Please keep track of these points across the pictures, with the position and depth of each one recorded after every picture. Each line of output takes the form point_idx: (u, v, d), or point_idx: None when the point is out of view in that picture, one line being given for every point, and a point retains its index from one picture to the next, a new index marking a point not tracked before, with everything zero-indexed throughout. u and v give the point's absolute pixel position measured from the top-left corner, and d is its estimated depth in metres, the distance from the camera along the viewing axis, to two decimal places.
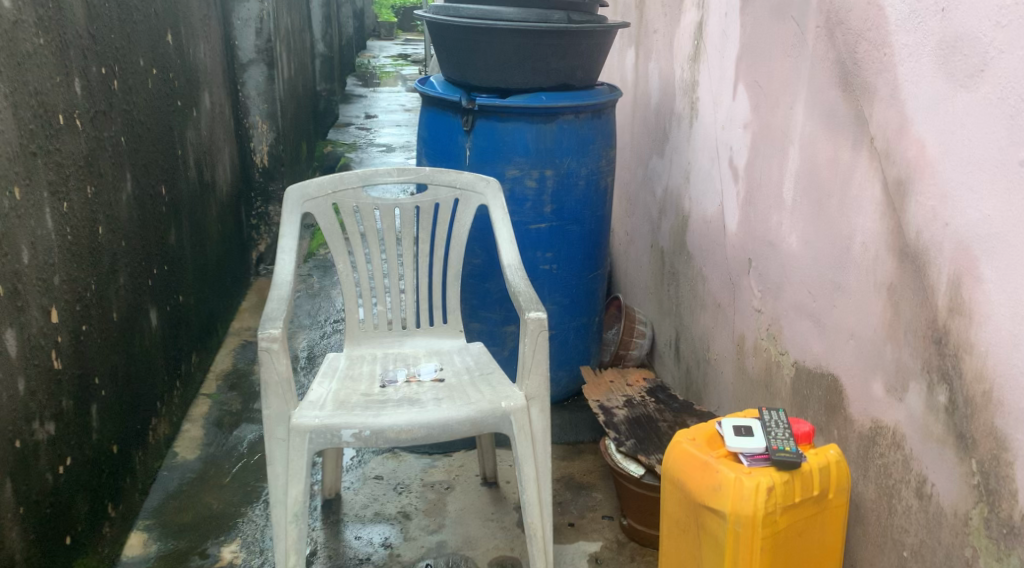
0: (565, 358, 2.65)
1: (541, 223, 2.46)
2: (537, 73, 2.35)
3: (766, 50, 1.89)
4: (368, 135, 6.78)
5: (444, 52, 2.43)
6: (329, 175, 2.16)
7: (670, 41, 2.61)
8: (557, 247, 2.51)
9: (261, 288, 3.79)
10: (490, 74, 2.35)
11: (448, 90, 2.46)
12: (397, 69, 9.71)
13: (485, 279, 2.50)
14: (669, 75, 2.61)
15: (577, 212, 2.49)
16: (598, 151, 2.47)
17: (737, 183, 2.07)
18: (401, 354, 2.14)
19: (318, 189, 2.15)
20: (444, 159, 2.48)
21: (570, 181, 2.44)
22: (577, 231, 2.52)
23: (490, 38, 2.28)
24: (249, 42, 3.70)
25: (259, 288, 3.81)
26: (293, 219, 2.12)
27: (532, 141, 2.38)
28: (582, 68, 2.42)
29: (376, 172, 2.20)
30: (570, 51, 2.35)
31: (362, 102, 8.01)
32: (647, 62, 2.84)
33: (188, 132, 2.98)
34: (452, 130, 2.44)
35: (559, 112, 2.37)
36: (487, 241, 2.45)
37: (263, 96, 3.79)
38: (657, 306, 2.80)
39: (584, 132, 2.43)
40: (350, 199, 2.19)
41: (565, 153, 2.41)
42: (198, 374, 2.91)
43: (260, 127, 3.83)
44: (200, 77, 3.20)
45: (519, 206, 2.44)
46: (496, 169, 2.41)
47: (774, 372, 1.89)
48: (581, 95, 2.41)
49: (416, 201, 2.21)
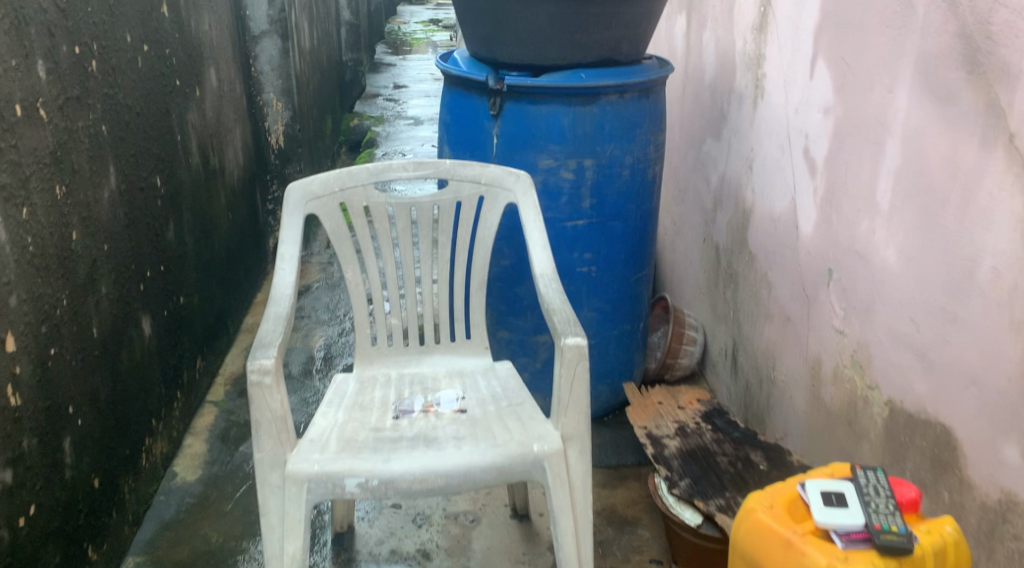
0: (606, 370, 2.36)
1: (578, 219, 2.16)
2: (577, 47, 2.03)
3: (856, 20, 1.60)
4: (396, 107, 6.47)
5: (469, 23, 2.12)
6: (335, 170, 1.89)
7: (728, 8, 2.28)
8: (596, 246, 2.21)
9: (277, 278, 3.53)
10: (521, 49, 2.04)
11: (473, 68, 2.15)
12: (428, 36, 9.35)
13: (514, 283, 2.23)
14: (728, 48, 2.28)
15: (620, 205, 2.18)
16: (646, 136, 2.16)
17: (815, 178, 1.78)
18: (418, 376, 1.86)
19: (322, 187, 1.89)
20: (469, 147, 2.18)
21: (613, 170, 2.13)
22: (619, 228, 2.21)
23: (522, 6, 1.97)
24: (260, 13, 3.40)
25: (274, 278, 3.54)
26: (294, 220, 1.85)
27: (569, 126, 2.07)
28: (629, 40, 2.09)
29: (388, 166, 1.92)
30: (616, 22, 2.03)
31: (392, 71, 7.68)
32: (700, 33, 2.51)
33: (189, 115, 2.70)
34: (477, 114, 2.13)
35: (600, 93, 2.05)
36: (516, 241, 2.17)
37: (276, 71, 3.50)
38: (710, 310, 2.51)
39: (630, 115, 2.11)
40: (360, 198, 1.92)
41: (608, 140, 2.10)
42: (203, 380, 2.65)
43: (274, 105, 3.55)
44: (204, 52, 2.91)
45: (553, 202, 2.14)
46: (527, 159, 2.11)
47: (860, 408, 1.62)
48: (626, 72, 2.09)
49: (435, 198, 1.94)
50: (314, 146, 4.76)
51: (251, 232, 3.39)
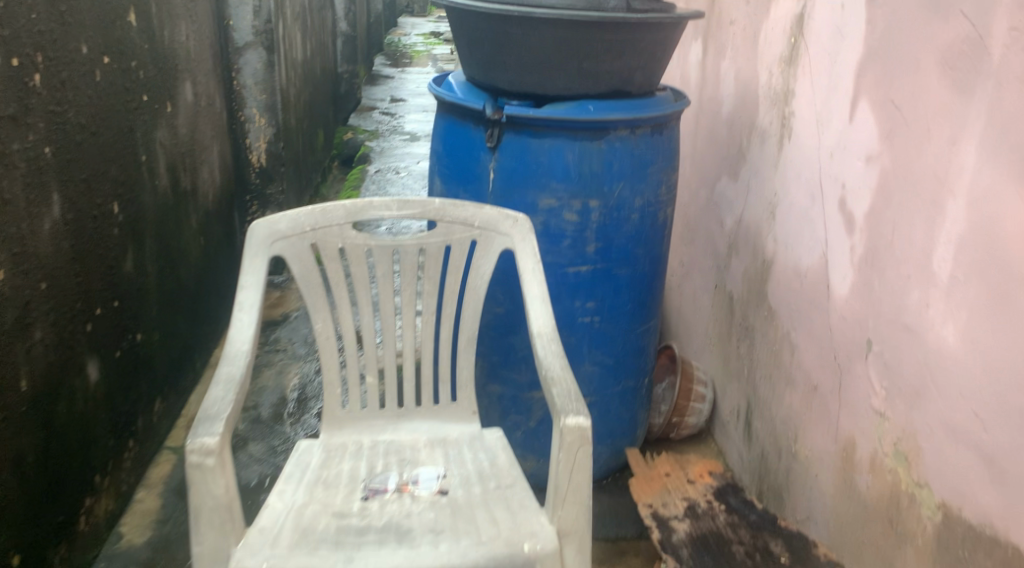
0: (607, 431, 2.12)
1: (581, 265, 1.94)
2: (585, 76, 1.81)
3: (911, 61, 1.40)
4: (392, 121, 6.22)
5: (465, 45, 1.90)
6: (307, 208, 1.67)
7: (751, 35, 2.06)
8: (600, 294, 1.98)
9: None
10: (522, 76, 1.83)
11: (468, 95, 1.94)
12: (429, 49, 9.13)
13: (508, 332, 2.00)
14: (750, 79, 2.06)
15: (628, 249, 1.96)
16: (658, 174, 1.94)
17: (853, 235, 1.56)
18: (395, 445, 1.63)
19: (292, 226, 1.66)
20: (462, 182, 1.97)
21: (621, 212, 1.92)
22: (626, 275, 1.99)
23: (525, 29, 1.75)
24: (245, 23, 3.17)
25: None
26: (258, 263, 1.62)
27: (574, 164, 1.86)
28: (643, 70, 1.88)
29: (369, 204, 1.70)
30: (629, 50, 1.81)
31: (390, 84, 7.45)
32: (718, 62, 2.29)
33: (157, 133, 2.47)
34: (473, 145, 1.92)
35: (609, 127, 1.84)
36: (512, 287, 1.95)
37: (260, 86, 3.27)
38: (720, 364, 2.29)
39: (642, 153, 1.90)
40: (334, 237, 1.69)
41: (617, 180, 1.89)
42: (163, 424, 2.41)
43: (257, 121, 3.31)
44: (179, 64, 2.68)
45: (555, 245, 1.92)
46: (527, 197, 1.90)
47: (904, 505, 1.40)
48: (638, 105, 1.88)
49: (421, 241, 1.70)
50: (303, 162, 4.52)
51: (227, 257, 3.15)
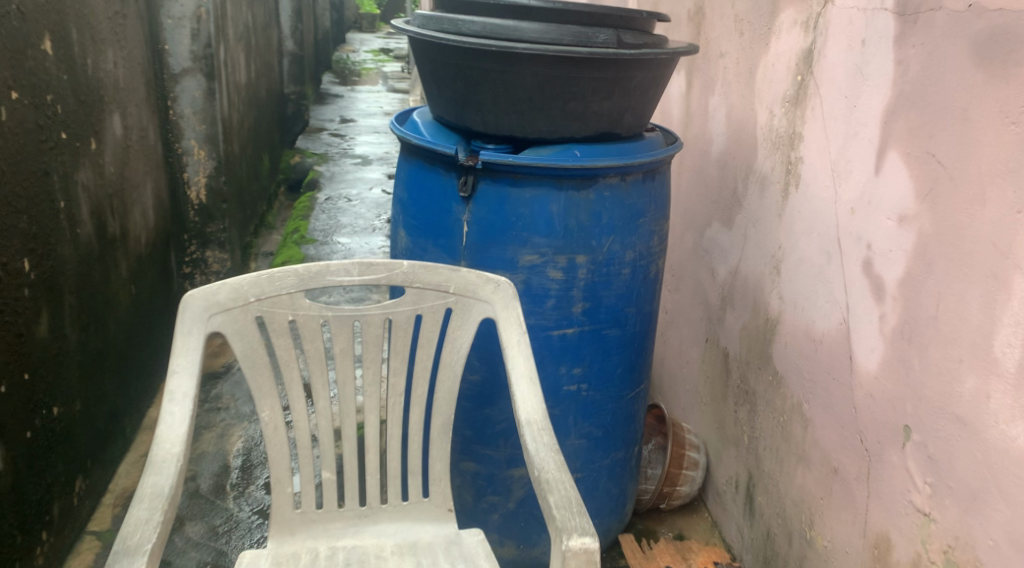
0: (594, 509, 1.90)
1: (567, 327, 1.73)
2: (570, 118, 1.64)
3: (957, 110, 1.22)
4: (343, 143, 5.94)
5: (432, 81, 1.71)
6: (251, 274, 1.42)
7: (747, 69, 1.87)
8: (588, 360, 1.77)
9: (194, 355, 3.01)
10: (500, 117, 1.65)
11: (437, 138, 1.74)
12: (378, 67, 8.85)
13: (484, 404, 1.77)
14: (747, 117, 1.86)
15: (617, 309, 1.76)
16: (649, 226, 1.77)
17: (882, 303, 1.36)
18: (359, 556, 1.40)
19: (233, 295, 1.41)
20: (430, 235, 1.74)
21: (611, 269, 1.72)
22: (616, 337, 1.78)
23: (506, 67, 1.57)
24: (182, 48, 2.91)
25: None
26: (192, 343, 1.38)
27: (560, 215, 1.66)
28: (633, 110, 1.71)
29: (324, 268, 1.46)
30: (618, 89, 1.64)
31: (340, 103, 7.17)
32: (707, 96, 2.10)
33: (79, 174, 2.20)
34: (443, 195, 1.71)
35: (598, 174, 1.66)
36: (492, 354, 1.72)
37: (200, 115, 2.99)
38: (713, 426, 2.09)
39: (633, 202, 1.72)
40: (284, 308, 1.44)
41: (607, 233, 1.70)
42: (85, 505, 2.19)
43: (196, 154, 3.03)
44: (106, 95, 2.42)
45: (537, 305, 1.71)
46: (505, 253, 1.69)
47: None
48: (627, 150, 1.71)
49: (387, 310, 1.47)
50: (247, 192, 4.25)
51: (162, 303, 2.88)
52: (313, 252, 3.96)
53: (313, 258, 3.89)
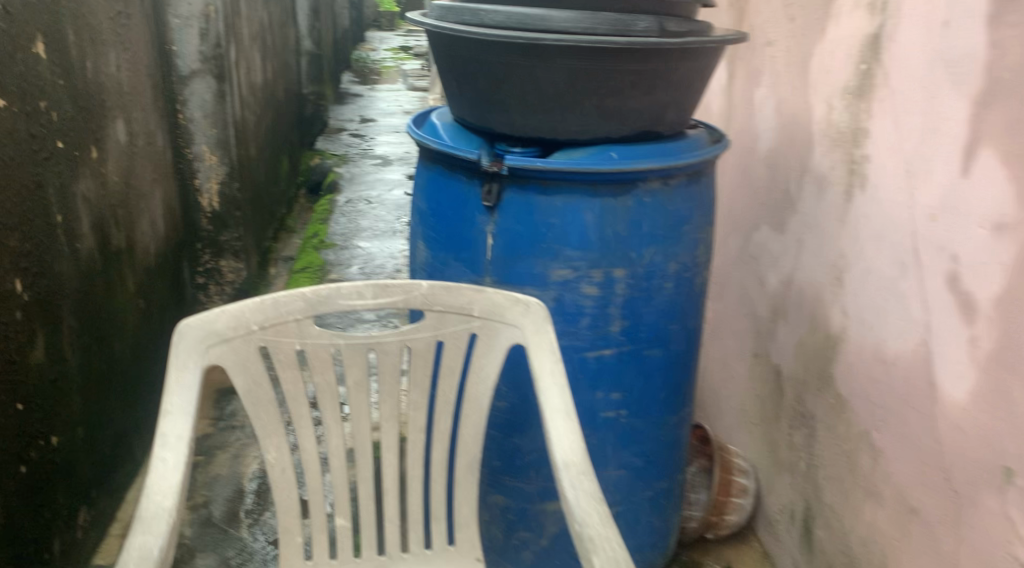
0: (635, 545, 1.73)
1: (603, 348, 1.57)
2: (606, 116, 1.48)
3: None
4: (363, 144, 5.79)
5: (451, 79, 1.55)
6: (253, 299, 1.27)
7: (803, 60, 1.69)
8: (627, 383, 1.61)
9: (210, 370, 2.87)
10: (527, 119, 1.49)
11: (457, 142, 1.58)
12: (398, 65, 8.70)
13: (513, 433, 1.60)
14: (804, 112, 1.69)
15: (659, 326, 1.60)
16: (693, 234, 1.60)
17: (973, 323, 1.20)
18: None
19: (232, 324, 1.26)
20: (452, 248, 1.59)
21: (652, 282, 1.56)
22: (658, 357, 1.62)
23: (535, 62, 1.41)
24: (190, 48, 2.74)
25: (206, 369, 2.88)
26: (187, 379, 1.22)
27: (594, 225, 1.51)
28: (675, 105, 1.54)
29: (335, 291, 1.30)
30: (659, 83, 1.47)
31: (360, 103, 7.02)
32: (753, 88, 1.93)
33: (78, 185, 2.06)
34: (466, 205, 1.56)
35: (637, 179, 1.50)
36: (522, 378, 1.56)
37: (210, 118, 2.83)
38: (764, 448, 1.92)
39: (676, 209, 1.56)
40: (291, 338, 1.29)
41: (647, 243, 1.54)
42: (89, 538, 2.05)
43: (208, 159, 2.86)
44: (108, 100, 2.27)
45: (571, 324, 1.55)
46: (534, 267, 1.53)
47: None
48: (669, 151, 1.54)
49: (405, 337, 1.31)
50: (265, 195, 4.10)
51: (174, 316, 2.73)
52: (333, 258, 3.81)
53: (332, 264, 3.74)
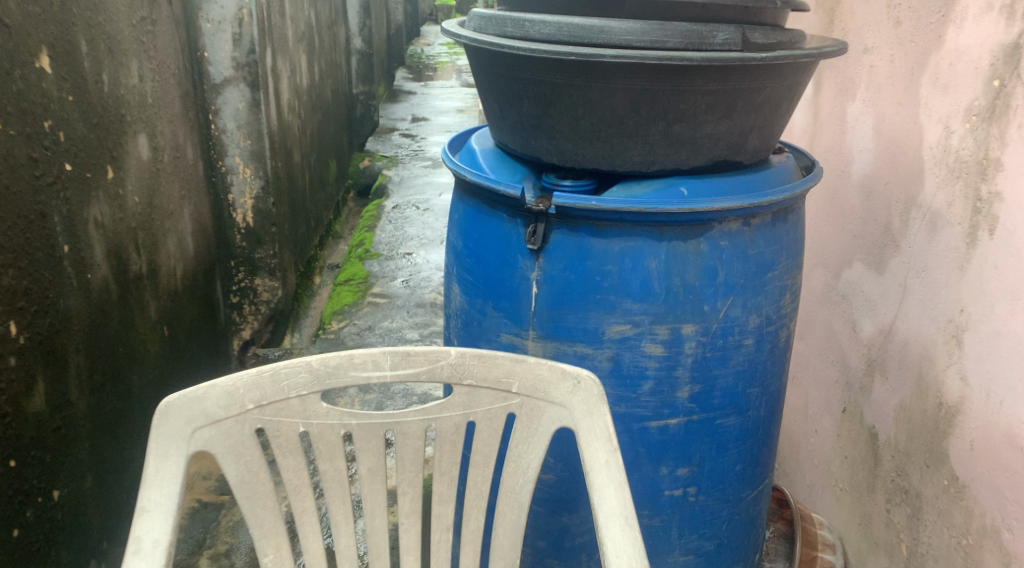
0: None
1: (668, 418, 1.34)
2: (674, 144, 1.24)
3: None
4: (415, 144, 5.59)
5: (493, 98, 1.33)
6: (249, 371, 1.05)
7: (919, 75, 1.44)
8: (697, 458, 1.38)
9: None
10: (581, 148, 1.26)
11: (499, 172, 1.35)
12: (453, 61, 8.48)
13: (561, 511, 1.37)
14: (918, 139, 1.44)
15: (735, 391, 1.37)
16: (778, 282, 1.36)
17: None
18: None
19: (223, 403, 1.04)
20: (490, 295, 1.35)
21: (727, 340, 1.32)
22: (735, 427, 1.39)
23: (594, 79, 1.19)
24: (223, 54, 2.44)
25: None
26: (169, 470, 1.00)
27: (659, 274, 1.27)
28: (759, 130, 1.29)
29: (347, 361, 1.08)
30: (741, 104, 1.23)
31: (412, 100, 6.81)
32: (845, 101, 1.68)
33: (89, 210, 1.80)
34: (507, 247, 1.32)
35: (710, 220, 1.26)
36: (571, 451, 1.33)
37: (245, 129, 2.52)
38: (856, 518, 1.70)
39: (759, 254, 1.32)
40: (294, 417, 1.06)
41: (722, 294, 1.30)
42: None
43: (242, 173, 2.56)
44: (128, 115, 1.99)
45: (630, 390, 1.32)
46: (586, 322, 1.29)
47: None
48: (750, 184, 1.30)
49: (429, 416, 1.08)
50: (315, 196, 3.81)
51: (208, 347, 2.48)
52: (377, 269, 3.53)
53: (376, 276, 3.46)
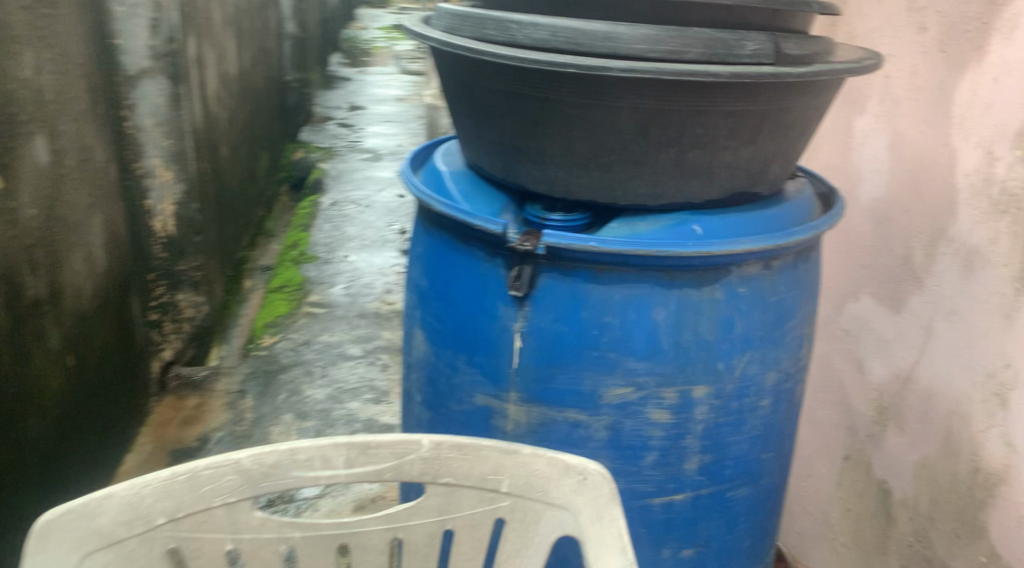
0: None
1: (673, 493, 1.13)
2: (687, 174, 1.03)
3: None
4: (352, 134, 5.28)
5: (465, 112, 1.10)
6: (160, 476, 0.82)
7: (951, 92, 1.26)
8: (704, 537, 1.17)
9: (166, 420, 2.25)
10: (574, 177, 1.05)
11: (472, 201, 1.12)
12: (391, 46, 8.15)
13: None
14: (949, 167, 1.27)
15: (748, 459, 1.16)
16: (798, 331, 1.16)
17: None
18: None
19: (123, 518, 0.81)
20: (462, 347, 1.13)
21: (743, 403, 1.12)
22: (746, 498, 1.19)
23: (595, 95, 0.97)
24: (138, 43, 2.05)
25: (162, 419, 2.25)
26: None
27: (668, 327, 1.05)
28: (783, 157, 1.09)
29: (286, 458, 0.86)
30: (767, 128, 1.02)
31: (347, 87, 6.48)
32: (850, 113, 1.44)
33: None
34: (483, 291, 1.10)
35: (728, 264, 1.05)
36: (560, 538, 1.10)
37: (164, 127, 2.15)
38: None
39: (780, 300, 1.11)
40: (219, 529, 0.85)
41: (739, 349, 1.09)
42: None
43: (162, 175, 2.18)
44: (21, 114, 1.64)
45: (631, 463, 1.10)
46: (580, 383, 1.07)
47: None
48: (771, 219, 1.10)
49: (392, 522, 0.90)
50: (246, 193, 3.48)
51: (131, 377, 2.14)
52: (314, 274, 3.17)
53: (313, 282, 3.09)
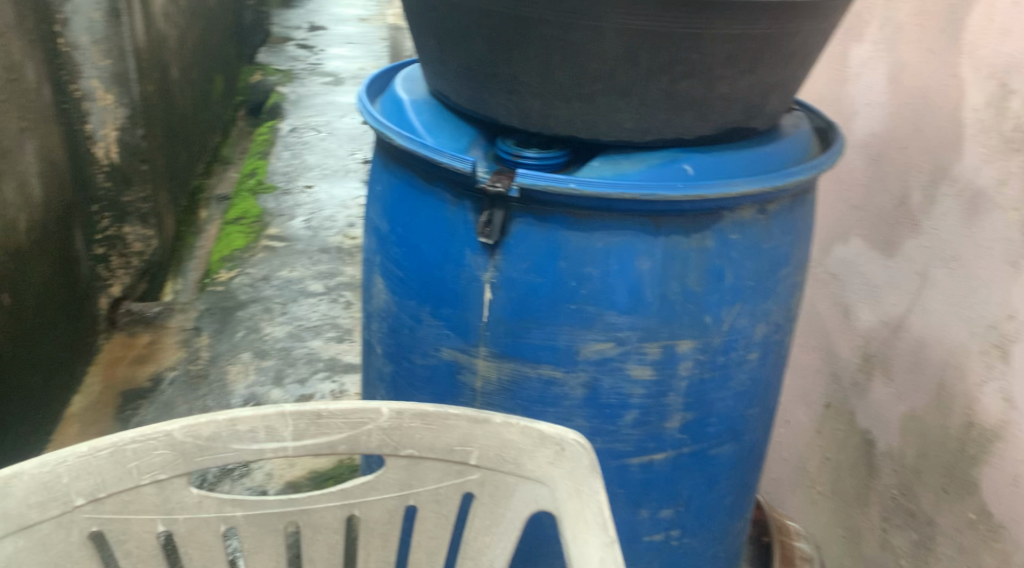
0: None
1: (653, 452, 1.05)
2: (678, 108, 0.93)
3: None
4: (313, 57, 5.06)
5: (429, 33, 0.98)
6: (76, 453, 0.75)
7: (963, 19, 1.16)
8: (683, 496, 1.10)
9: (116, 358, 2.13)
10: (553, 109, 0.94)
11: (437, 135, 1.01)
12: None
13: None
14: (958, 101, 1.17)
15: (733, 415, 1.08)
16: (791, 279, 1.07)
17: None
18: None
19: (35, 499, 0.75)
20: (426, 296, 1.03)
21: (730, 357, 1.03)
22: (730, 455, 1.11)
23: (577, 15, 0.86)
24: None
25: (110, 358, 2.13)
26: None
27: (652, 278, 0.96)
28: (783, 89, 0.99)
29: (221, 431, 0.79)
30: (768, 55, 0.92)
31: (307, 6, 6.20)
32: (846, 40, 1.37)
33: None
34: (449, 238, 1.00)
35: (720, 208, 0.96)
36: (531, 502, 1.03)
37: (102, 46, 2.00)
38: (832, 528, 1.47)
39: (773, 246, 1.02)
40: (147, 508, 0.79)
41: (728, 301, 1.00)
42: None
43: (102, 98, 2.04)
44: None
45: (608, 422, 1.02)
46: (554, 338, 0.98)
47: None
48: (767, 159, 1.00)
49: (345, 498, 0.83)
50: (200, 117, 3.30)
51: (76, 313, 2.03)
52: (272, 206, 3.03)
53: (272, 213, 2.96)
